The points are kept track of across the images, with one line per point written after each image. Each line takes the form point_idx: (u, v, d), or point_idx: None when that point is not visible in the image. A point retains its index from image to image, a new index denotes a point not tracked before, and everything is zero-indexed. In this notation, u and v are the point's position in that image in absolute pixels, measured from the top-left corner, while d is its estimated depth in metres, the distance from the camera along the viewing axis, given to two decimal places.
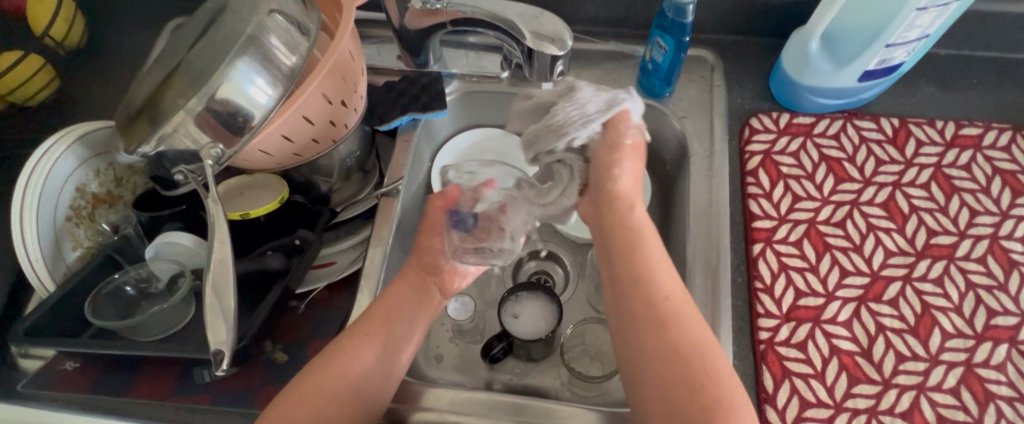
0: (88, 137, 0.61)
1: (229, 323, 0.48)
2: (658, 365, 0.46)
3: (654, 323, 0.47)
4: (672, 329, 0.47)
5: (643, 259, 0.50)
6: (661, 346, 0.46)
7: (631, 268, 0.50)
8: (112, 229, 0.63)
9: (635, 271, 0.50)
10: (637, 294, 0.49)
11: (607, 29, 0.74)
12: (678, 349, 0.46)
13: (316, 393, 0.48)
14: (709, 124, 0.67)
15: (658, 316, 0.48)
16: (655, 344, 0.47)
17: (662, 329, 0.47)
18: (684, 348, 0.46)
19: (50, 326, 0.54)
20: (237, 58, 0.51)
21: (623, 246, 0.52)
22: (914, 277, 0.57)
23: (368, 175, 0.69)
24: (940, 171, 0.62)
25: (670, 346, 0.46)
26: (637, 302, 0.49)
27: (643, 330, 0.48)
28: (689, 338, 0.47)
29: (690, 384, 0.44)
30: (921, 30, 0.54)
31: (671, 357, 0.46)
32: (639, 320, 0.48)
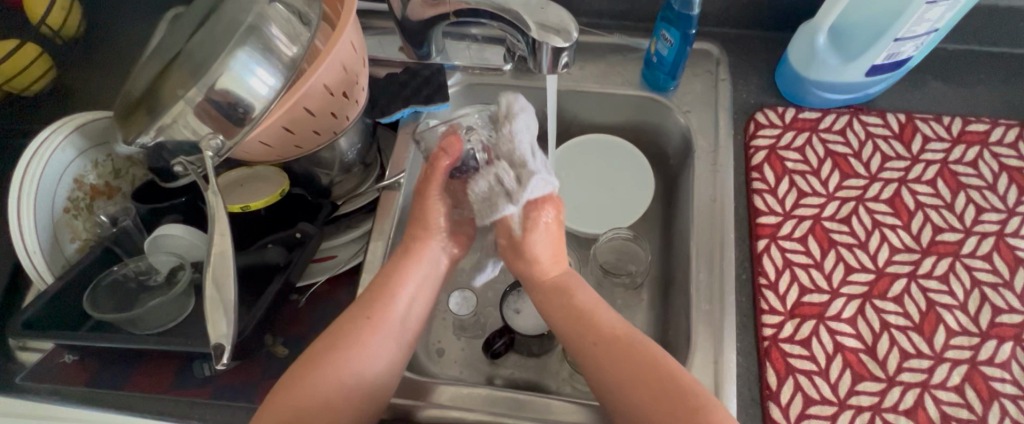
0: (88, 127, 0.60)
1: (229, 317, 0.47)
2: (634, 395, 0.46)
3: (617, 359, 0.48)
4: (641, 361, 0.47)
5: (586, 310, 0.52)
6: (633, 376, 0.47)
7: (575, 320, 0.51)
8: (111, 221, 0.61)
9: (582, 320, 0.51)
10: (587, 342, 0.50)
11: (611, 22, 0.73)
12: (653, 376, 0.46)
13: (318, 377, 0.48)
14: (713, 118, 0.66)
15: (624, 353, 0.48)
16: (625, 379, 0.47)
17: (630, 363, 0.47)
18: (637, 363, 0.47)
19: (47, 319, 0.54)
20: (238, 48, 0.50)
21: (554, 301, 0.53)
22: (919, 274, 0.56)
23: (368, 168, 0.69)
24: (946, 168, 0.61)
25: (641, 377, 0.46)
26: (591, 348, 0.49)
27: (609, 366, 0.48)
28: (661, 368, 0.47)
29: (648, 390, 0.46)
30: (930, 24, 0.53)
31: (648, 386, 0.46)
32: (604, 359, 0.48)
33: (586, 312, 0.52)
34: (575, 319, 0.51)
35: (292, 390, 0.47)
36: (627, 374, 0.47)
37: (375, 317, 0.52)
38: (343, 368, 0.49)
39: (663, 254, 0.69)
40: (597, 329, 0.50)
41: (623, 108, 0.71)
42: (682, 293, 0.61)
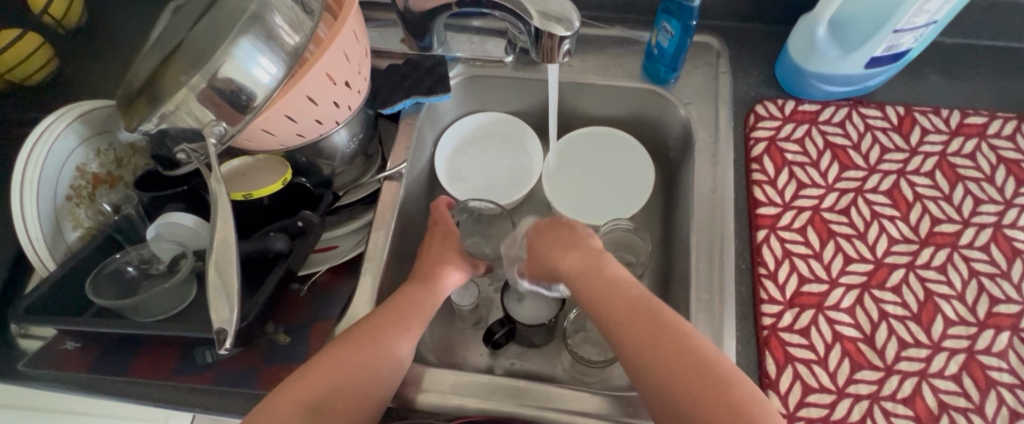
0: (91, 116, 0.60)
1: (232, 303, 0.48)
2: (675, 379, 0.45)
3: (655, 341, 0.47)
4: (685, 346, 0.46)
5: (630, 292, 0.51)
6: (675, 361, 0.46)
7: (614, 301, 0.51)
8: (113, 210, 0.62)
9: (624, 301, 0.50)
10: (626, 323, 0.49)
11: (612, 15, 0.73)
12: (699, 364, 0.45)
13: (338, 373, 0.49)
14: (714, 110, 0.66)
15: (665, 335, 0.47)
16: (664, 361, 0.46)
17: (673, 348, 0.46)
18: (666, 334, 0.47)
19: (50, 306, 0.54)
20: (240, 36, 0.50)
21: (590, 281, 0.53)
22: (918, 265, 0.57)
23: (370, 160, 0.69)
24: (945, 160, 0.62)
25: (682, 362, 0.46)
26: (628, 328, 0.49)
27: (648, 346, 0.47)
28: (707, 355, 0.46)
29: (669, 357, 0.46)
30: (929, 15, 0.53)
31: (689, 373, 0.45)
32: (643, 340, 0.48)
33: (628, 293, 0.51)
34: (616, 301, 0.51)
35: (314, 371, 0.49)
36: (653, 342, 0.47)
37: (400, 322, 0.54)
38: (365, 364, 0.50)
39: (663, 245, 0.69)
40: (640, 309, 0.50)
41: (624, 100, 0.71)
42: (682, 283, 0.61)
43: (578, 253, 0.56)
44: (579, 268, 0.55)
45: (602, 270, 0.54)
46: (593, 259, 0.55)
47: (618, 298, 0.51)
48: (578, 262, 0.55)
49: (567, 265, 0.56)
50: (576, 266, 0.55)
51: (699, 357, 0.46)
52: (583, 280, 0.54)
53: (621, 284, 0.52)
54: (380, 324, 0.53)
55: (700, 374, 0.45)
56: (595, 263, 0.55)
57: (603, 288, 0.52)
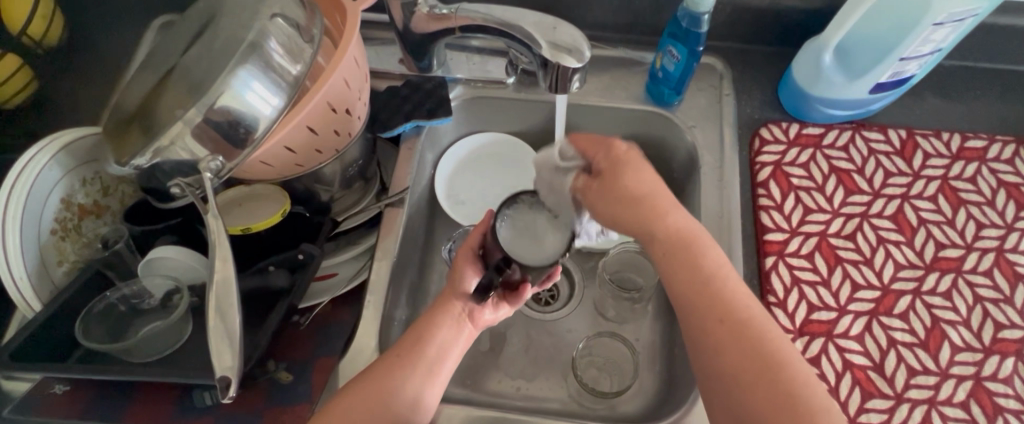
0: (75, 145, 0.58)
1: (234, 348, 0.46)
2: (749, 409, 0.40)
3: (748, 355, 0.42)
4: (774, 379, 0.41)
5: (728, 295, 0.44)
6: (757, 392, 0.40)
7: (703, 304, 0.44)
8: (102, 245, 0.58)
9: (716, 309, 0.44)
10: (711, 336, 0.43)
11: (614, 34, 0.72)
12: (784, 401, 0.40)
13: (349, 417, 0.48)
14: (718, 133, 0.66)
15: (754, 358, 0.42)
16: (741, 386, 0.41)
17: (757, 379, 0.41)
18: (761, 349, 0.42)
19: (36, 349, 0.51)
20: (238, 66, 0.48)
21: (678, 260, 0.46)
22: (924, 291, 0.57)
23: (369, 183, 0.67)
24: (947, 184, 0.62)
25: (763, 395, 0.40)
26: (711, 342, 0.43)
27: (728, 366, 0.42)
28: (799, 393, 0.40)
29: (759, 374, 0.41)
30: (934, 44, 0.54)
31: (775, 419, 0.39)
32: (724, 357, 0.42)
33: (723, 295, 0.44)
34: (708, 304, 0.44)
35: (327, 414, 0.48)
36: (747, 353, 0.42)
37: (408, 359, 0.52)
38: (374, 406, 0.49)
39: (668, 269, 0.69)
40: (733, 322, 0.43)
41: (627, 122, 0.71)
42: None
43: (675, 217, 0.47)
44: (653, 220, 0.47)
45: (699, 247, 0.46)
46: (686, 219, 0.47)
47: (711, 301, 0.44)
48: (680, 227, 0.47)
49: (628, 183, 0.47)
50: (666, 235, 0.46)
51: (787, 395, 0.40)
52: (667, 252, 0.46)
53: (718, 282, 0.45)
54: (392, 363, 0.51)
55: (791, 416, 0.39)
56: (688, 239, 0.46)
57: (694, 280, 0.45)
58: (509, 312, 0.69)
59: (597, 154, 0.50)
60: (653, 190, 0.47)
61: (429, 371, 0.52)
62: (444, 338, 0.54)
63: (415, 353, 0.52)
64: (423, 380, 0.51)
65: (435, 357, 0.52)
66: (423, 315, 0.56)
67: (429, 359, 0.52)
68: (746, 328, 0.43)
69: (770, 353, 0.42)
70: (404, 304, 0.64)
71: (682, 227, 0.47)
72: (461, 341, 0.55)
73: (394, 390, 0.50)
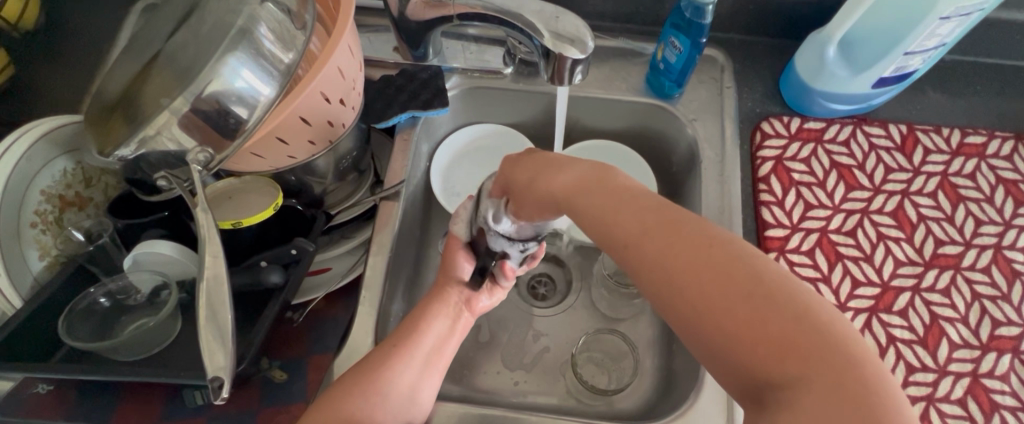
0: (56, 134, 0.55)
1: (226, 346, 0.44)
2: (761, 362, 0.30)
3: (675, 243, 0.35)
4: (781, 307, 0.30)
5: (686, 221, 0.36)
6: (724, 304, 0.31)
7: (660, 247, 0.35)
8: (86, 238, 0.56)
9: (675, 240, 0.35)
10: (668, 265, 0.34)
11: (614, 24, 0.71)
12: (804, 338, 0.29)
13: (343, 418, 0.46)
14: (720, 127, 0.65)
15: (729, 272, 0.32)
16: (743, 332, 0.30)
17: (756, 311, 0.30)
18: (700, 238, 0.34)
19: (20, 347, 0.49)
20: (227, 54, 0.46)
21: (601, 199, 0.39)
22: (923, 288, 0.57)
23: (363, 176, 0.65)
24: (947, 180, 0.62)
25: (776, 337, 0.29)
26: (681, 277, 0.33)
27: (714, 309, 0.31)
28: (819, 322, 0.30)
29: (705, 258, 0.33)
30: (939, 39, 0.53)
31: (728, 301, 0.31)
32: (711, 294, 0.32)
33: (668, 216, 0.36)
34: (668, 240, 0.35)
35: (320, 411, 0.46)
36: (672, 244, 0.35)
37: (404, 355, 0.50)
38: (370, 408, 0.47)
39: None
40: (706, 249, 0.34)
41: (627, 114, 0.70)
42: None
43: (573, 171, 0.43)
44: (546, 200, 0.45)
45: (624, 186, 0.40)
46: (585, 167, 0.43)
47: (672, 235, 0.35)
48: (573, 181, 0.43)
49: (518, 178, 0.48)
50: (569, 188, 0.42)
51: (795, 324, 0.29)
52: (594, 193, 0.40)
53: (668, 212, 0.37)
54: (378, 359, 0.50)
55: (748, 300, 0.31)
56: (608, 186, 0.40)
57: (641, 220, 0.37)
58: (505, 308, 0.68)
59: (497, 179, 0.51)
60: (552, 162, 0.46)
61: (424, 367, 0.51)
62: (442, 333, 0.53)
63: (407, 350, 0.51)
64: (417, 378, 0.50)
65: (428, 356, 0.51)
66: (419, 306, 0.54)
67: (426, 356, 0.51)
68: (724, 250, 0.33)
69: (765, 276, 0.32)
70: (399, 300, 0.62)
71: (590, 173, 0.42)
72: (455, 337, 0.54)
73: (386, 391, 0.48)
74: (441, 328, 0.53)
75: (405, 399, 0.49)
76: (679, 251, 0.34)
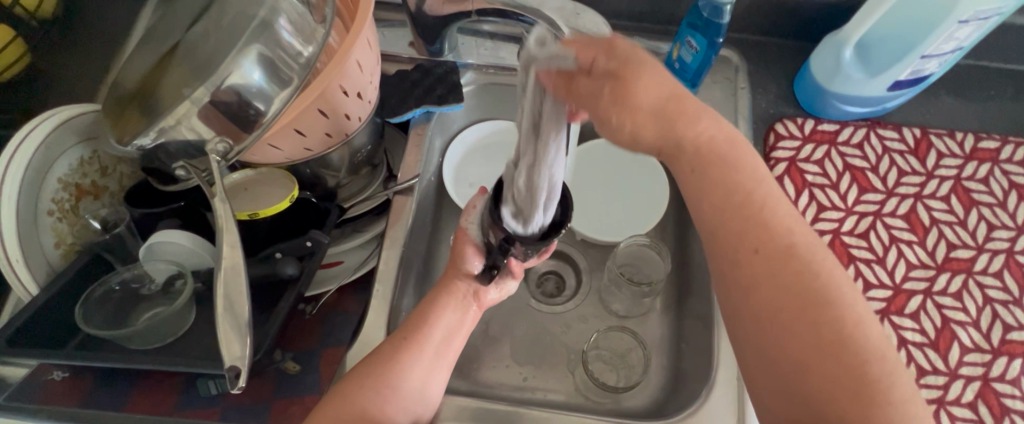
0: (73, 123, 0.55)
1: (242, 336, 0.45)
2: (815, 387, 0.36)
3: (794, 288, 0.38)
4: (841, 351, 0.36)
5: (797, 257, 0.39)
6: (800, 338, 0.37)
7: (785, 291, 0.38)
8: (102, 227, 0.57)
9: (782, 280, 0.38)
10: (773, 297, 0.38)
11: (629, 24, 0.71)
12: (851, 374, 0.36)
13: (356, 410, 0.46)
14: (733, 127, 0.65)
15: (830, 322, 0.37)
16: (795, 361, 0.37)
17: (834, 360, 0.36)
18: (804, 286, 0.38)
19: (35, 334, 0.49)
20: (248, 45, 0.46)
21: (728, 223, 0.41)
22: (935, 291, 0.57)
23: (376, 169, 0.65)
24: (960, 184, 0.62)
25: (827, 370, 0.36)
26: (762, 312, 0.39)
27: (773, 336, 0.38)
28: (874, 371, 0.36)
29: (803, 306, 0.38)
30: (956, 43, 0.53)
31: (804, 339, 0.37)
32: (778, 331, 0.38)
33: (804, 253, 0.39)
34: (778, 283, 0.39)
35: (335, 402, 0.47)
36: (783, 284, 0.38)
37: (417, 348, 0.50)
38: (383, 400, 0.47)
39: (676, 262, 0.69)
40: (807, 290, 0.38)
41: None
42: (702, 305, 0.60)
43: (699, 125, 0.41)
44: (671, 141, 0.40)
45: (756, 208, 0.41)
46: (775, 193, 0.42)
47: (784, 274, 0.39)
48: (706, 141, 0.41)
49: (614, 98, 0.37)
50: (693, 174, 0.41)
51: (851, 360, 0.36)
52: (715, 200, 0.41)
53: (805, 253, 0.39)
54: (387, 352, 0.50)
55: (829, 347, 0.36)
56: (761, 210, 0.41)
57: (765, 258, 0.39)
58: (515, 304, 0.68)
59: (598, 58, 0.36)
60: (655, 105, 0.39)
61: (434, 359, 0.51)
62: (454, 327, 0.53)
63: (420, 343, 0.51)
64: (428, 371, 0.50)
65: (438, 349, 0.51)
66: (428, 298, 0.54)
67: (439, 350, 0.52)
68: (814, 294, 0.38)
69: (852, 329, 0.37)
70: (411, 294, 0.62)
71: (701, 162, 0.41)
72: (463, 329, 0.54)
73: (398, 383, 0.48)
74: (450, 320, 0.53)
75: (416, 393, 0.49)
76: (798, 298, 0.38)
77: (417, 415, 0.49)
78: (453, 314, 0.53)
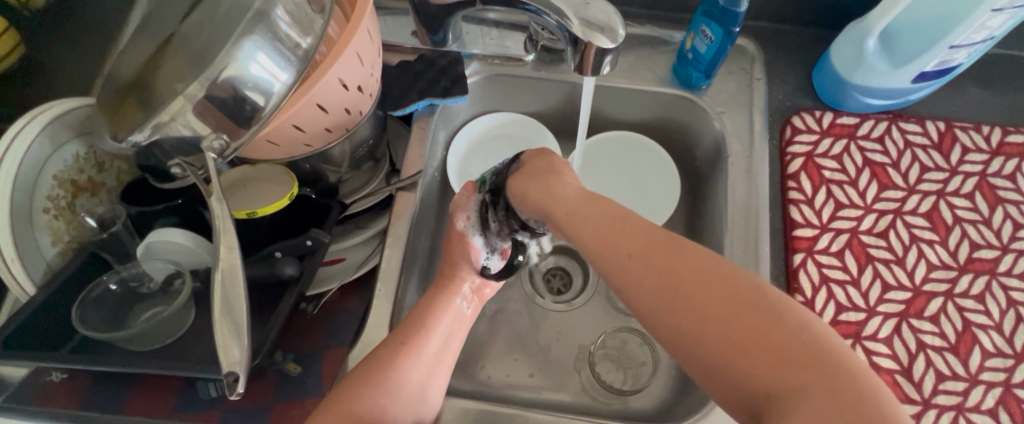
0: (66, 118, 0.54)
1: (241, 342, 0.43)
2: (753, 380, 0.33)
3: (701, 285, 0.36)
4: (793, 361, 0.32)
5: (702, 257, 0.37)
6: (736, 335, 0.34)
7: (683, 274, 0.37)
8: (97, 224, 0.55)
9: (693, 276, 0.36)
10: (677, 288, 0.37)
11: (642, 11, 0.69)
12: (789, 364, 0.32)
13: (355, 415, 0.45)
14: (748, 120, 0.63)
15: (768, 330, 0.33)
16: (760, 371, 0.32)
17: (770, 355, 0.33)
18: (728, 283, 0.35)
19: (30, 337, 0.48)
20: (242, 37, 0.43)
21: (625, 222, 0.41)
22: (956, 294, 0.55)
23: (379, 164, 0.63)
24: (985, 181, 0.59)
25: (793, 367, 0.32)
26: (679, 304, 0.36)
27: (731, 351, 0.34)
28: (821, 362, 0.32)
29: (725, 303, 0.35)
30: (988, 32, 0.50)
31: (754, 345, 0.33)
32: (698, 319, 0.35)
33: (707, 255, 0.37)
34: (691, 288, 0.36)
35: (334, 409, 0.45)
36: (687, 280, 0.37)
37: (415, 348, 0.49)
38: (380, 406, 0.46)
39: None
40: (723, 290, 0.35)
41: (650, 105, 0.68)
42: None
43: (579, 207, 0.44)
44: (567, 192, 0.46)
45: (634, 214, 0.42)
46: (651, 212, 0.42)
47: (699, 277, 0.36)
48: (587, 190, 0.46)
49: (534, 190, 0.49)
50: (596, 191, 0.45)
51: (800, 367, 0.32)
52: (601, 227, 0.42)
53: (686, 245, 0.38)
54: (385, 355, 0.48)
55: (773, 354, 0.32)
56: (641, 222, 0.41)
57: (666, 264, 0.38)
58: (520, 301, 0.67)
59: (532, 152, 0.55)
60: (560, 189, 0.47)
61: (434, 366, 0.50)
62: (454, 332, 0.53)
63: (421, 346, 0.49)
64: (430, 375, 0.49)
65: (436, 351, 0.50)
66: (429, 292, 0.54)
67: (439, 352, 0.51)
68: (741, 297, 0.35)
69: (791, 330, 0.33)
70: (414, 291, 0.61)
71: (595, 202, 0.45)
72: (461, 330, 0.54)
73: (398, 387, 0.47)
74: (449, 321, 0.52)
75: (415, 399, 0.48)
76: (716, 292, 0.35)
77: (418, 418, 0.48)
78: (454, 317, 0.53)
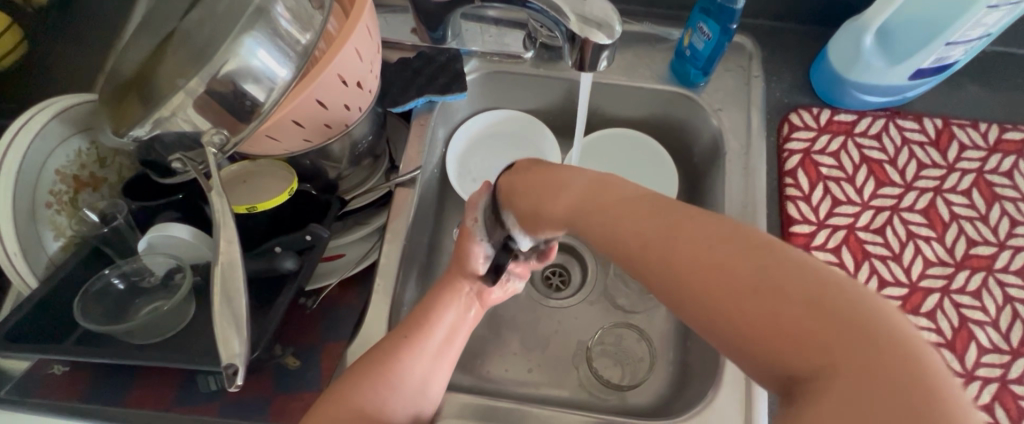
0: (68, 114, 0.54)
1: (241, 334, 0.44)
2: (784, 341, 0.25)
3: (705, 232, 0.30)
4: (830, 317, 0.25)
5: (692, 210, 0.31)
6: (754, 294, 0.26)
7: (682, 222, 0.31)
8: (100, 218, 0.55)
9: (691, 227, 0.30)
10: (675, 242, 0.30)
11: (640, 9, 0.69)
12: (830, 327, 0.24)
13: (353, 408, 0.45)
14: (746, 117, 0.63)
15: (796, 277, 0.26)
16: (778, 343, 0.25)
17: (792, 314, 0.25)
18: (737, 234, 0.29)
19: (32, 330, 0.49)
20: (242, 34, 0.44)
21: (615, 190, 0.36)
22: (953, 290, 0.55)
23: (378, 160, 0.64)
24: (982, 178, 0.59)
25: (823, 336, 0.24)
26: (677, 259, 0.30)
27: (747, 314, 0.26)
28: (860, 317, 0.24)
29: (737, 252, 0.28)
30: (984, 29, 0.50)
31: (773, 300, 0.26)
32: (690, 274, 0.29)
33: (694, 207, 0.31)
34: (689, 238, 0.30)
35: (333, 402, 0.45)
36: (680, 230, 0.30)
37: (416, 343, 0.50)
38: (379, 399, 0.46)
39: None
40: (728, 240, 0.28)
41: (648, 102, 0.68)
42: None
43: (575, 190, 0.39)
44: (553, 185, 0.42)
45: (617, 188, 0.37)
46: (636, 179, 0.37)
47: (694, 226, 0.30)
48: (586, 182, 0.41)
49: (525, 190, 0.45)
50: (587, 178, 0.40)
51: (847, 331, 0.24)
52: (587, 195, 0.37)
53: (704, 215, 0.31)
54: (386, 350, 0.49)
55: (808, 315, 0.25)
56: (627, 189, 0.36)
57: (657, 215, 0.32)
58: (518, 298, 0.67)
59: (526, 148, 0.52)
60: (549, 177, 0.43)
61: (434, 362, 0.50)
62: (455, 327, 0.53)
63: (420, 340, 0.50)
64: (428, 369, 0.49)
65: (434, 346, 0.51)
66: (433, 288, 0.54)
67: (438, 347, 0.51)
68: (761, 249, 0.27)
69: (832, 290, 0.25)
70: (413, 287, 0.61)
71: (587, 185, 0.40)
72: (464, 327, 0.54)
73: (396, 381, 0.47)
74: (453, 316, 0.52)
75: (413, 393, 0.48)
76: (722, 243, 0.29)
77: (416, 411, 0.48)
78: (455, 312, 0.53)
